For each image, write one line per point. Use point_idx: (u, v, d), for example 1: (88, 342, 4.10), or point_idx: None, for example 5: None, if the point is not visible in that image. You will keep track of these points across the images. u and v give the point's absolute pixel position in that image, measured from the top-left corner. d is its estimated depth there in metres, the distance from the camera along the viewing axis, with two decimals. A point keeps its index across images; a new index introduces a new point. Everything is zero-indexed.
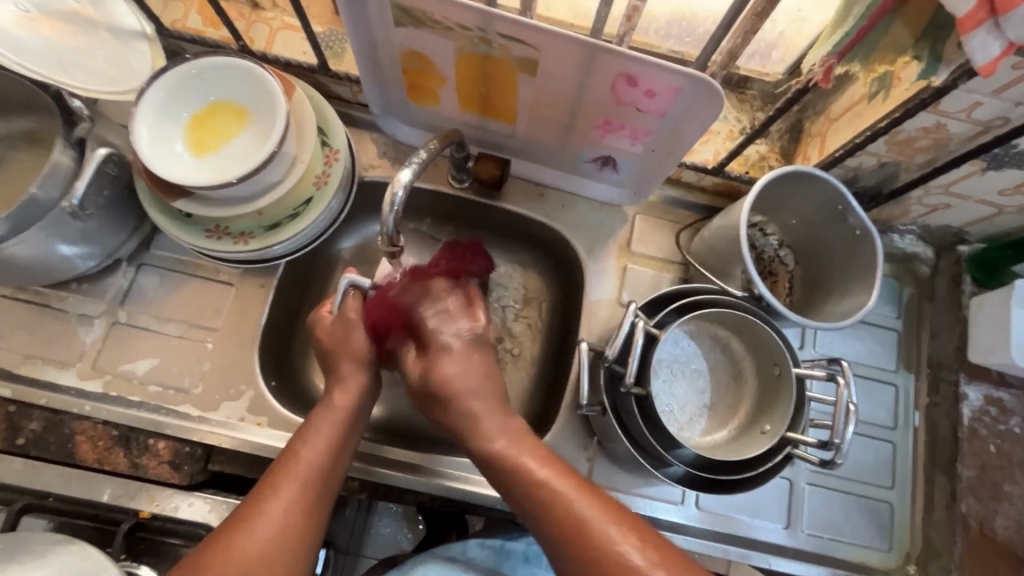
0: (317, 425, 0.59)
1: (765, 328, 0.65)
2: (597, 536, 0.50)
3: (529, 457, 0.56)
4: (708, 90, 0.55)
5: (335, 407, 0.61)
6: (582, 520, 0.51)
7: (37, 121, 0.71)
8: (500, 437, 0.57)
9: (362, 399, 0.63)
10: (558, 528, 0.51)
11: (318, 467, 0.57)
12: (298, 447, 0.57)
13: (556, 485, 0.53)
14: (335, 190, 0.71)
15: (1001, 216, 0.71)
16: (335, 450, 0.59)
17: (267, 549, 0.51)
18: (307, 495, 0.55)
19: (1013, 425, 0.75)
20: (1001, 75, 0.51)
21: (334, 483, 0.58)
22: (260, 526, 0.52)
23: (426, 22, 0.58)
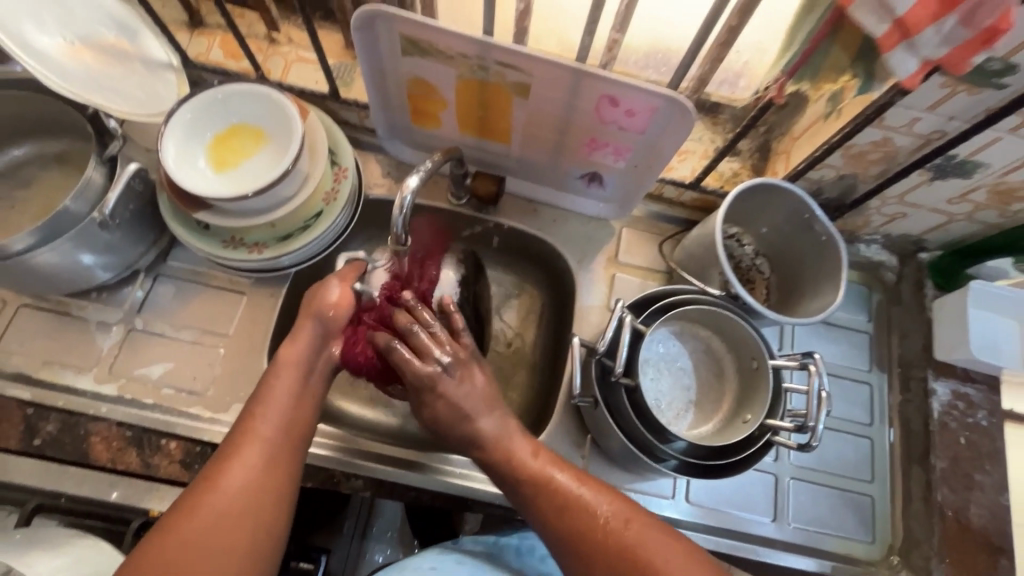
0: (273, 390, 0.60)
1: (743, 325, 0.71)
2: (606, 538, 0.56)
3: (526, 453, 0.61)
4: (682, 108, 0.63)
5: (285, 367, 0.61)
6: (588, 524, 0.57)
7: (68, 143, 0.77)
8: (508, 443, 0.62)
9: (310, 353, 0.64)
10: (559, 509, 0.58)
11: (276, 430, 0.58)
12: (257, 410, 0.58)
13: (553, 477, 0.60)
14: (343, 205, 0.77)
15: (952, 223, 0.78)
16: (293, 405, 0.60)
17: (237, 502, 0.53)
18: (276, 453, 0.57)
19: (980, 418, 0.80)
20: (932, 91, 0.59)
21: (301, 440, 0.59)
22: (226, 486, 0.53)
23: (431, 52, 0.65)
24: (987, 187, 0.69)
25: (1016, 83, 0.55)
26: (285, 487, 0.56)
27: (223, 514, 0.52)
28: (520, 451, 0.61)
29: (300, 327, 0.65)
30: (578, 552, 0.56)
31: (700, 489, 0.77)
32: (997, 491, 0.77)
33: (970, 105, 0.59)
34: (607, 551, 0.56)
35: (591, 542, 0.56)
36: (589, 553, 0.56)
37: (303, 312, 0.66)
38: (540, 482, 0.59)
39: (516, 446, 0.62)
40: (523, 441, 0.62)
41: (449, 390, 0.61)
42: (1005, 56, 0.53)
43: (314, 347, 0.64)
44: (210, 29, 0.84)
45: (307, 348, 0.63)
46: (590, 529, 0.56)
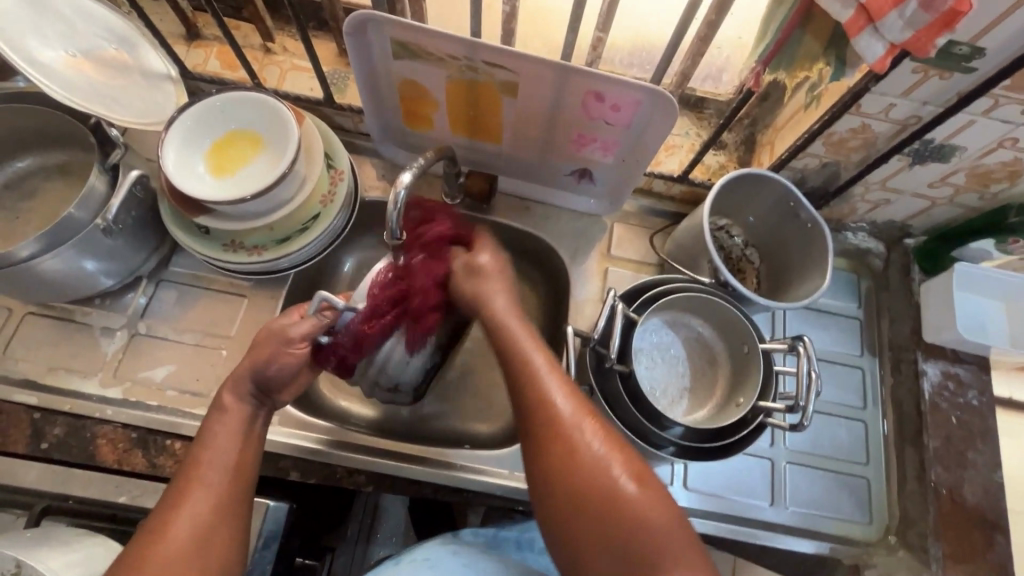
0: (216, 431, 0.60)
1: (734, 311, 0.72)
2: (597, 475, 0.53)
3: (529, 347, 0.61)
4: (664, 101, 0.65)
5: (228, 415, 0.61)
6: (578, 452, 0.54)
7: (71, 155, 0.79)
8: (514, 334, 0.63)
9: (250, 396, 0.62)
10: (541, 417, 0.57)
11: (221, 470, 0.57)
12: (198, 456, 0.58)
13: (547, 379, 0.58)
14: (340, 206, 0.78)
15: (935, 208, 0.80)
16: (237, 450, 0.59)
17: (189, 544, 0.53)
18: (223, 490, 0.57)
19: (971, 397, 0.81)
20: (905, 77, 0.61)
21: (248, 477, 0.59)
22: (175, 528, 0.53)
23: (421, 54, 0.68)
24: (966, 170, 0.71)
25: (985, 66, 0.58)
26: (236, 520, 0.57)
27: (174, 555, 0.52)
28: (525, 349, 0.61)
29: (236, 380, 0.62)
30: (553, 461, 0.55)
31: (698, 476, 0.78)
32: (990, 468, 0.78)
33: (942, 90, 0.61)
34: (580, 467, 0.54)
35: (567, 453, 0.54)
36: (563, 471, 0.54)
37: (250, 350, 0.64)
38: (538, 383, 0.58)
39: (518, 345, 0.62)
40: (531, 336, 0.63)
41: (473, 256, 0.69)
42: (970, 41, 0.55)
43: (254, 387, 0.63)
44: (206, 41, 0.86)
45: (255, 393, 0.63)
46: (569, 446, 0.55)
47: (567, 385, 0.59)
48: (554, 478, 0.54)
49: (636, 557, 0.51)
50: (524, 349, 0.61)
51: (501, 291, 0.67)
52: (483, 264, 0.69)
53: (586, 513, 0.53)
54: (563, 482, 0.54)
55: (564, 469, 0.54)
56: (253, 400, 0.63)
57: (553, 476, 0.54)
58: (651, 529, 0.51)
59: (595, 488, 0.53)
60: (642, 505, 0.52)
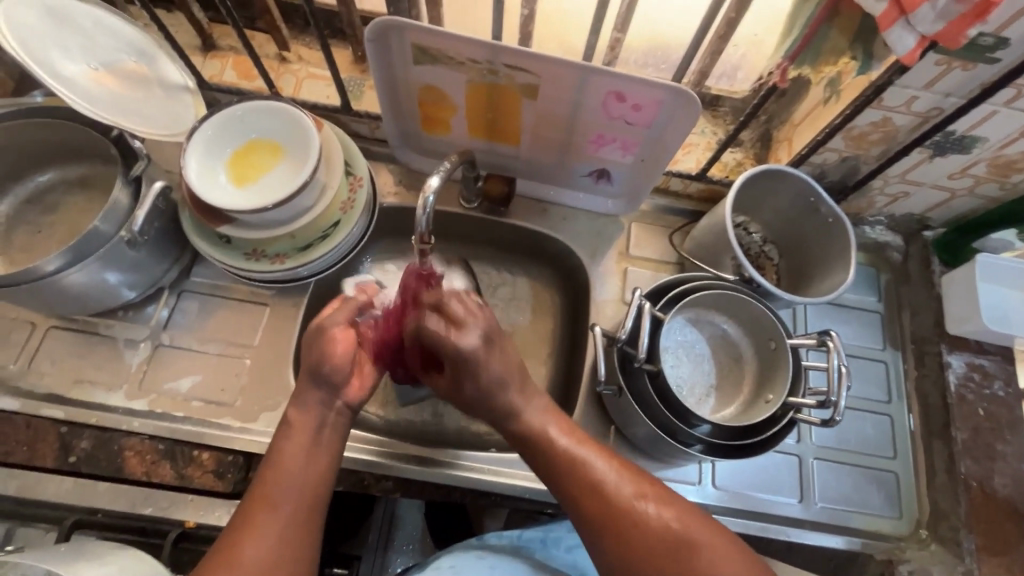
0: (285, 446, 0.59)
1: (761, 307, 0.72)
2: (661, 549, 0.55)
3: (561, 437, 0.61)
4: (687, 98, 0.65)
5: (297, 426, 0.60)
6: (638, 530, 0.56)
7: (92, 167, 0.79)
8: (539, 421, 0.62)
9: (320, 410, 0.62)
10: (595, 504, 0.57)
11: (293, 487, 0.57)
12: (268, 475, 0.58)
13: (588, 458, 0.59)
14: (360, 213, 0.78)
15: (955, 199, 0.80)
16: (307, 467, 0.59)
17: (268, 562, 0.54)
18: (290, 513, 0.56)
19: (997, 388, 0.81)
20: (928, 69, 0.61)
21: (321, 492, 0.59)
22: (254, 547, 0.54)
23: (442, 59, 0.68)
24: (987, 161, 0.71)
25: (1009, 57, 0.58)
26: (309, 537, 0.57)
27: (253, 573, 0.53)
28: (559, 436, 0.61)
29: (310, 379, 0.62)
30: (615, 545, 0.56)
31: (724, 473, 0.78)
32: (1019, 460, 0.78)
33: (965, 80, 0.61)
34: (644, 543, 0.55)
35: (627, 536, 0.56)
36: (638, 548, 0.55)
37: (306, 346, 0.63)
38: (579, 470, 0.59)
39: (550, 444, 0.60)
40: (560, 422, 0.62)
41: (470, 370, 0.61)
42: (996, 31, 0.55)
43: (322, 403, 0.62)
44: (223, 51, 0.86)
45: (328, 393, 0.62)
46: (638, 521, 0.56)
47: (612, 458, 0.60)
48: (620, 560, 0.56)
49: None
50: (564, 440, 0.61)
51: (513, 393, 0.62)
52: (479, 382, 0.61)
53: None
54: (639, 560, 0.55)
55: (628, 550, 0.55)
56: (325, 403, 0.62)
57: (627, 556, 0.55)
58: None
59: (661, 561, 0.55)
60: (711, 562, 0.55)
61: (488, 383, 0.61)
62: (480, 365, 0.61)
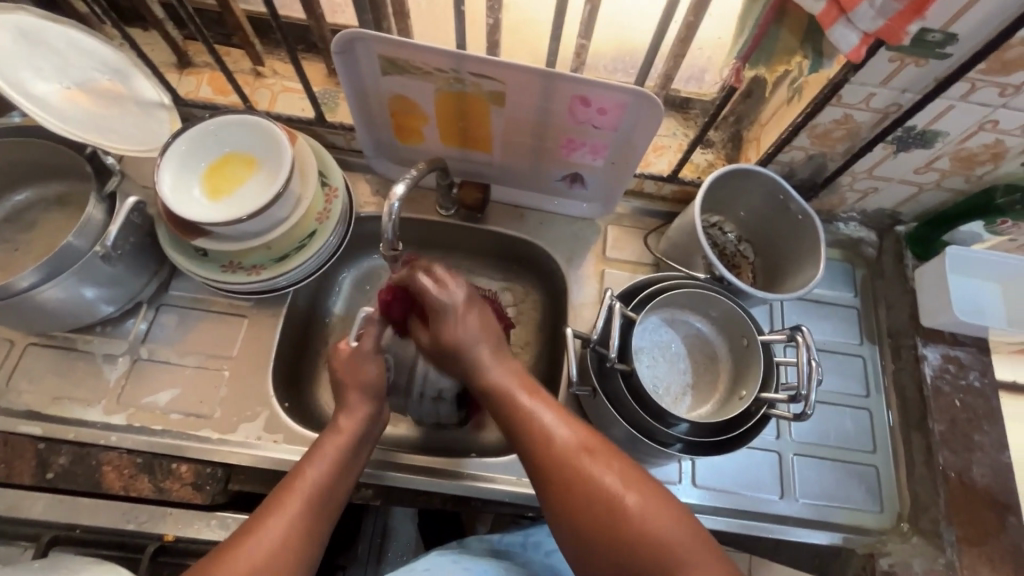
0: (323, 447, 0.64)
1: (732, 305, 0.73)
2: (613, 509, 0.54)
3: (524, 394, 0.63)
4: (649, 101, 0.66)
5: (343, 427, 0.66)
6: (590, 487, 0.56)
7: (70, 185, 0.80)
8: (500, 372, 0.65)
9: (364, 425, 0.67)
10: (548, 456, 0.58)
11: (325, 477, 0.61)
12: (304, 466, 0.61)
13: (541, 413, 0.61)
14: (336, 223, 0.79)
15: (923, 193, 0.81)
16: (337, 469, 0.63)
17: (287, 543, 0.56)
18: (316, 507, 0.59)
19: (973, 379, 0.82)
20: (882, 66, 0.62)
21: (342, 492, 0.62)
22: (276, 524, 0.56)
23: (408, 69, 0.69)
24: (949, 154, 0.72)
25: (959, 52, 0.59)
26: (322, 532, 0.59)
27: (269, 549, 0.54)
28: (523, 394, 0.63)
29: (359, 390, 0.69)
30: (562, 496, 0.56)
31: (706, 472, 0.78)
32: (996, 449, 0.78)
33: (919, 76, 0.63)
34: (595, 500, 0.55)
35: (577, 490, 0.56)
36: (562, 499, 0.56)
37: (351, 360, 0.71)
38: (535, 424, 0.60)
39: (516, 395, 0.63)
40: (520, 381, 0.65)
41: (450, 319, 0.67)
42: (942, 27, 0.57)
43: (369, 419, 0.68)
44: (198, 68, 0.88)
45: (375, 408, 0.69)
46: (564, 476, 0.57)
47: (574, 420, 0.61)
48: (566, 510, 0.56)
49: (641, 570, 0.53)
50: (515, 392, 0.63)
51: (484, 345, 0.67)
52: (457, 335, 0.67)
53: (604, 545, 0.54)
54: (560, 506, 0.56)
55: (572, 502, 0.56)
56: (370, 417, 0.68)
57: (554, 504, 0.57)
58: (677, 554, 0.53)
59: (610, 521, 0.54)
60: (661, 528, 0.53)
61: (466, 329, 0.67)
62: (463, 318, 0.67)
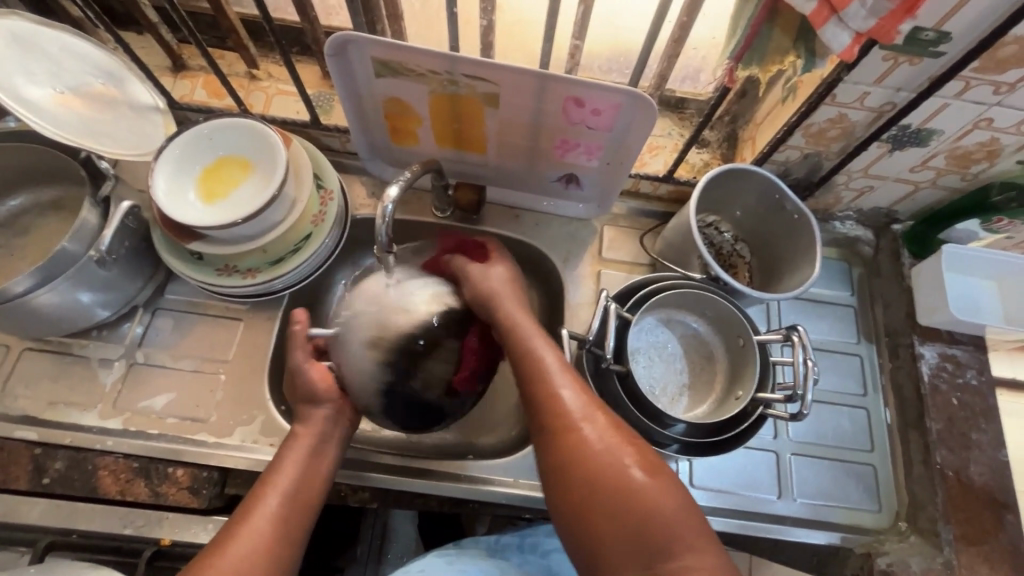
0: (286, 455, 0.64)
1: (728, 305, 0.73)
2: (608, 467, 0.55)
3: (538, 344, 0.65)
4: (643, 102, 0.66)
5: (302, 434, 0.66)
6: (587, 442, 0.57)
7: (65, 190, 0.80)
8: (518, 318, 0.68)
9: (327, 426, 0.67)
10: (552, 408, 0.60)
11: (292, 482, 0.62)
12: (270, 475, 0.62)
13: (551, 364, 0.63)
14: (331, 225, 0.78)
15: (919, 192, 0.81)
16: (304, 474, 0.64)
17: (262, 551, 0.56)
18: (285, 513, 0.60)
19: (970, 377, 0.82)
20: (876, 65, 0.62)
21: (313, 495, 0.63)
22: (249, 535, 0.57)
23: (402, 71, 0.69)
24: (945, 152, 0.72)
25: (953, 50, 0.59)
26: (297, 535, 0.60)
27: (246, 558, 0.55)
28: (536, 344, 0.65)
29: (308, 402, 0.68)
30: (560, 446, 0.58)
31: (703, 472, 0.78)
32: (994, 447, 0.78)
33: (913, 75, 0.63)
34: (591, 455, 0.56)
35: (576, 442, 0.57)
36: (566, 453, 0.57)
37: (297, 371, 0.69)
38: (544, 373, 0.62)
39: (533, 341, 0.66)
40: (541, 339, 0.66)
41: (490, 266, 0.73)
42: (935, 26, 0.57)
43: (330, 419, 0.68)
44: (193, 71, 0.88)
45: (330, 409, 0.68)
46: (571, 433, 0.58)
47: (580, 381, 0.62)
48: (561, 460, 0.57)
49: (627, 530, 0.52)
50: (535, 348, 0.65)
51: (511, 296, 0.71)
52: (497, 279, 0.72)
53: (595, 500, 0.54)
54: (557, 456, 0.58)
55: (570, 453, 0.57)
56: (331, 418, 0.68)
57: (558, 458, 0.57)
58: (668, 521, 0.52)
59: (604, 478, 0.55)
60: (654, 494, 0.53)
61: (507, 278, 0.73)
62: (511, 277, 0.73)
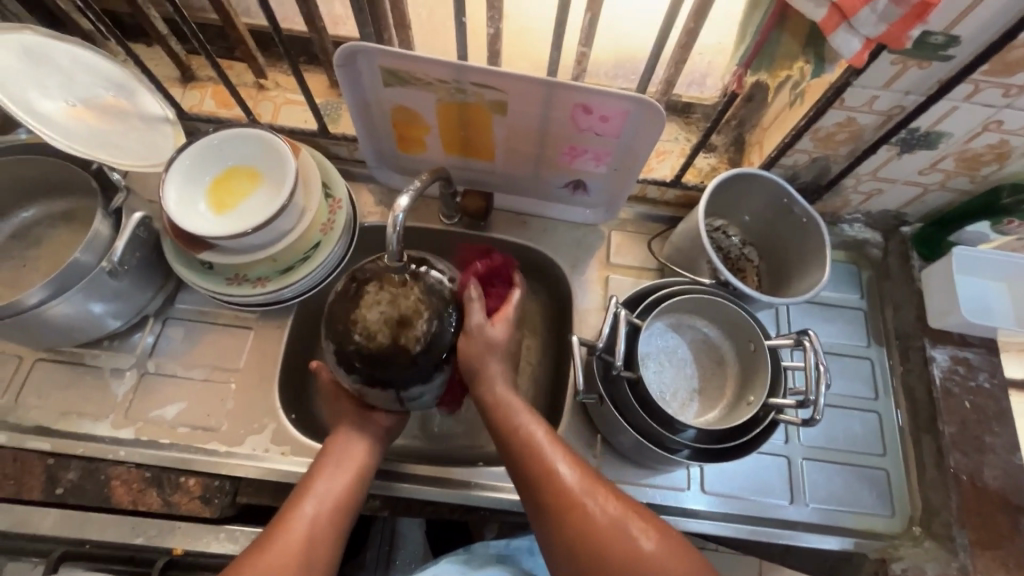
0: (322, 463, 0.66)
1: (738, 310, 0.72)
2: (616, 544, 0.56)
3: (527, 419, 0.64)
4: (651, 108, 0.66)
5: (332, 446, 0.67)
6: (591, 519, 0.57)
7: (75, 201, 0.81)
8: (503, 392, 0.65)
9: (359, 434, 0.68)
10: (549, 487, 0.59)
11: (330, 488, 0.63)
12: (310, 480, 0.64)
13: (542, 442, 0.62)
14: (340, 234, 0.79)
15: (928, 194, 0.81)
16: (343, 479, 0.65)
17: (299, 553, 0.58)
18: (321, 517, 0.61)
19: (982, 380, 0.81)
20: (885, 69, 0.62)
21: (353, 501, 0.64)
22: (288, 537, 0.59)
23: (410, 80, 0.69)
24: (954, 155, 0.72)
25: (962, 53, 0.59)
26: (335, 538, 0.61)
27: (281, 560, 0.57)
28: (524, 420, 0.64)
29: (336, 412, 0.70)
30: (562, 525, 0.58)
31: (713, 477, 0.78)
32: (1007, 451, 0.78)
33: (922, 78, 0.62)
34: (597, 532, 0.57)
35: (582, 519, 0.57)
36: (574, 532, 0.57)
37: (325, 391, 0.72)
38: (537, 453, 0.61)
39: (520, 415, 0.64)
40: (524, 413, 0.64)
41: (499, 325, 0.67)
42: (945, 29, 0.57)
43: (362, 428, 0.68)
44: (202, 81, 0.88)
45: (361, 412, 0.69)
46: (576, 511, 0.58)
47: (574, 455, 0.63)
48: (565, 538, 0.57)
49: None
50: (523, 424, 0.63)
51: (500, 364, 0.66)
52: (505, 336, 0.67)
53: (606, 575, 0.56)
54: (559, 535, 0.58)
55: (575, 533, 0.57)
56: (365, 424, 0.69)
57: (563, 538, 0.58)
58: None
59: (615, 551, 0.56)
60: (665, 563, 0.56)
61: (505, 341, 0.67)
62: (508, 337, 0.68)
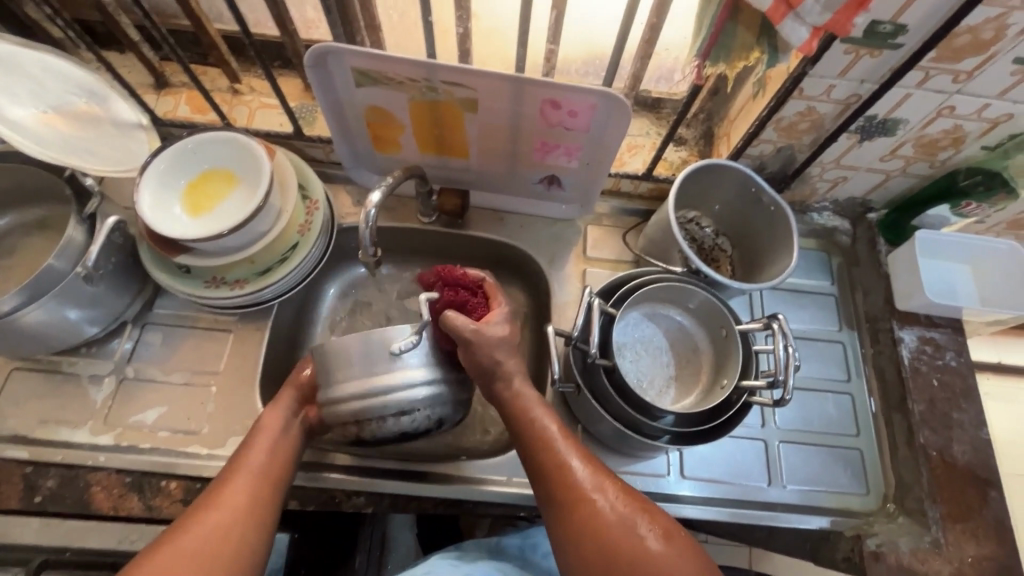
0: (257, 435, 0.66)
1: (711, 297, 0.74)
2: (623, 539, 0.57)
3: (539, 411, 0.66)
4: (617, 102, 0.68)
5: (264, 423, 0.67)
6: (598, 512, 0.58)
7: (49, 209, 0.80)
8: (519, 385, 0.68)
9: (288, 417, 0.68)
10: (561, 481, 0.61)
11: (260, 464, 0.64)
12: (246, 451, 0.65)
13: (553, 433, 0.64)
14: (318, 234, 0.79)
15: (891, 180, 0.83)
16: (277, 454, 0.65)
17: (223, 525, 0.58)
18: (249, 493, 0.61)
19: (949, 359, 0.84)
20: (839, 59, 0.64)
21: (280, 477, 0.64)
22: (217, 508, 0.59)
23: (382, 80, 0.70)
24: (912, 141, 0.75)
25: (910, 42, 0.61)
26: (263, 511, 0.61)
27: (206, 534, 0.57)
28: (539, 414, 0.66)
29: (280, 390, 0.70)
30: (572, 518, 0.59)
31: (694, 462, 0.79)
32: (975, 426, 0.80)
33: (875, 66, 0.65)
34: (605, 525, 0.58)
35: (591, 511, 0.59)
36: (583, 524, 0.58)
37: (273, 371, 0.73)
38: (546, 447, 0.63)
39: (532, 406, 0.66)
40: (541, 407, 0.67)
41: (492, 330, 0.66)
42: (892, 19, 0.59)
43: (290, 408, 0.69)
44: (175, 88, 0.89)
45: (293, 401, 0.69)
46: (585, 503, 0.59)
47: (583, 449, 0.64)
48: (574, 530, 0.58)
49: None
50: (537, 414, 0.66)
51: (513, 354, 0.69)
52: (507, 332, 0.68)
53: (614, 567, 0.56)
54: (568, 527, 0.59)
55: (585, 527, 0.58)
56: (292, 410, 0.69)
57: (573, 530, 0.58)
58: None
59: (621, 544, 0.57)
60: (667, 562, 0.55)
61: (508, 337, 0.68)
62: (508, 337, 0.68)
